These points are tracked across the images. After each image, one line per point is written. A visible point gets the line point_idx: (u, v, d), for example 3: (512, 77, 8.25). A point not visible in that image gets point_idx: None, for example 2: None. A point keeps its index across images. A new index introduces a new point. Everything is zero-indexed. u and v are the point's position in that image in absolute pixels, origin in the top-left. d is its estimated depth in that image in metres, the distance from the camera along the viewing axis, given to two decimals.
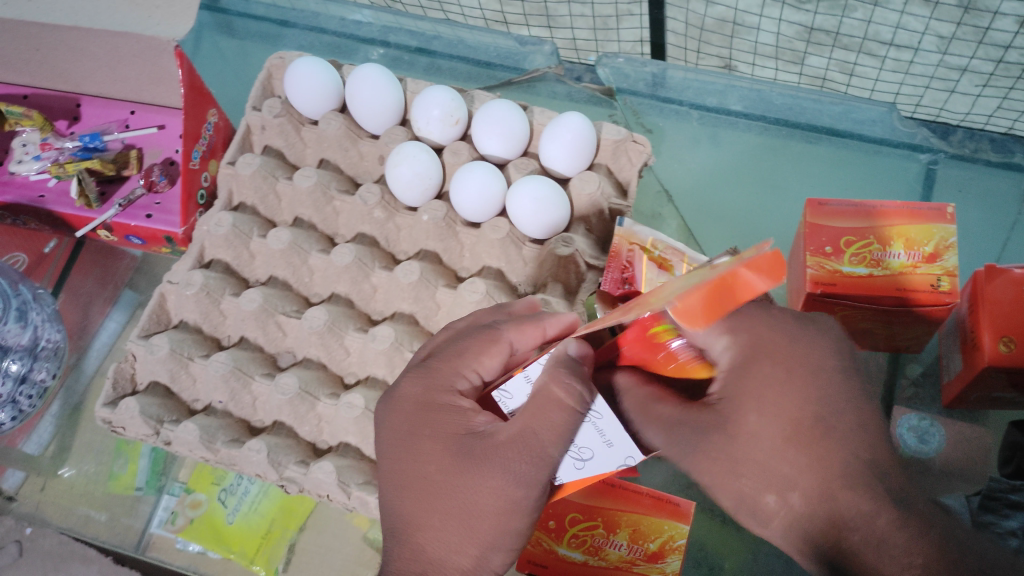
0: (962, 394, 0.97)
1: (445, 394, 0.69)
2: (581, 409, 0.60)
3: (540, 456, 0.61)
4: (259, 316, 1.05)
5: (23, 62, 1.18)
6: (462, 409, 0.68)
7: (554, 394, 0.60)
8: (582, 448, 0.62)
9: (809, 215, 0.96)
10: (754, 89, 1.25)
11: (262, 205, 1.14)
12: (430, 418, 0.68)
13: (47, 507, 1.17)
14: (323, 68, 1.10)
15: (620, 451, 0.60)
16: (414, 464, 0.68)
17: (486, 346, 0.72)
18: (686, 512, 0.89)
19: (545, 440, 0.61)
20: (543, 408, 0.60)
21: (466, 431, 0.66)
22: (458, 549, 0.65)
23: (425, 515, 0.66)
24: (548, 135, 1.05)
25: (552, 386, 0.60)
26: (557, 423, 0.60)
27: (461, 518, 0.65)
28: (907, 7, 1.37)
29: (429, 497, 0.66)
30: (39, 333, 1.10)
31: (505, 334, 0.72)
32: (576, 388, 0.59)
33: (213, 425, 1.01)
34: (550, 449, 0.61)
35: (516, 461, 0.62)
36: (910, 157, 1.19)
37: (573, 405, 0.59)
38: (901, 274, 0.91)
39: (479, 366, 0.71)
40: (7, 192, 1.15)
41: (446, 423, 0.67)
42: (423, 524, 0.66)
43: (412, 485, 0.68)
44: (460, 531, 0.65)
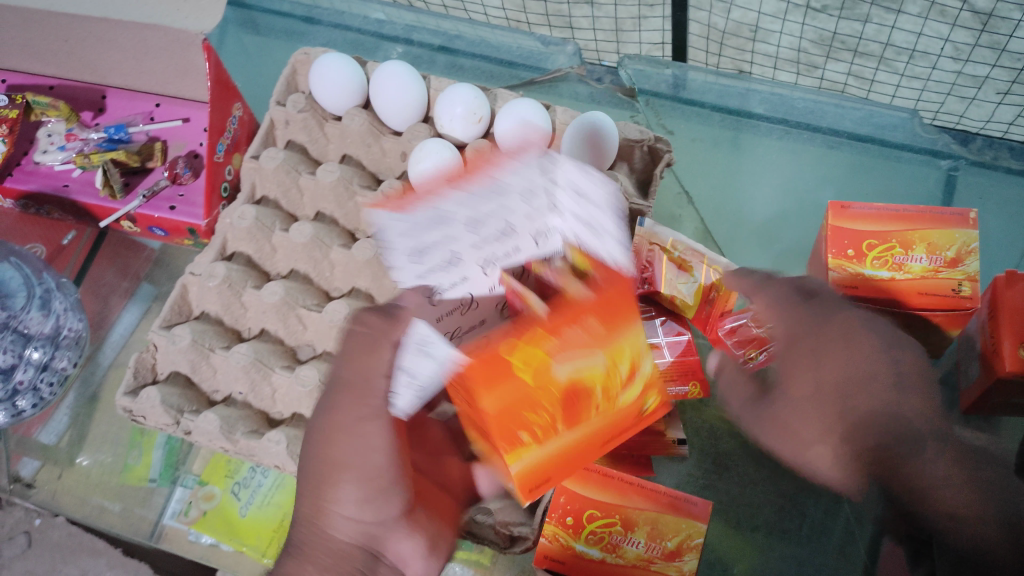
0: (979, 401, 0.98)
1: (312, 394, 0.80)
2: (412, 329, 0.66)
3: (363, 378, 0.68)
4: (280, 309, 1.06)
5: (52, 54, 1.20)
6: (329, 390, 0.73)
7: (393, 323, 0.67)
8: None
9: (831, 217, 0.96)
10: (775, 92, 1.26)
11: (285, 199, 1.14)
12: (297, 415, 0.78)
13: (63, 497, 1.18)
14: (348, 64, 1.11)
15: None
16: (289, 451, 0.75)
17: (359, 339, 0.75)
18: (703, 511, 0.90)
19: (394, 361, 0.68)
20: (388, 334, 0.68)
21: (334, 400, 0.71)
22: (305, 497, 0.69)
23: (290, 487, 0.72)
24: (571, 134, 1.05)
25: (358, 321, 0.71)
26: (363, 344, 0.69)
27: (312, 468, 0.70)
28: (927, 16, 1.36)
29: (294, 469, 0.72)
30: (62, 321, 1.10)
31: (383, 327, 0.75)
32: (412, 310, 0.66)
33: (233, 416, 1.02)
34: (406, 370, 0.67)
35: (340, 391, 0.69)
36: (931, 163, 1.20)
37: (370, 325, 0.70)
38: (923, 279, 0.92)
39: None
40: (31, 181, 1.16)
41: (306, 411, 0.77)
42: (291, 496, 0.71)
43: (302, 473, 0.70)
44: (312, 481, 0.69)
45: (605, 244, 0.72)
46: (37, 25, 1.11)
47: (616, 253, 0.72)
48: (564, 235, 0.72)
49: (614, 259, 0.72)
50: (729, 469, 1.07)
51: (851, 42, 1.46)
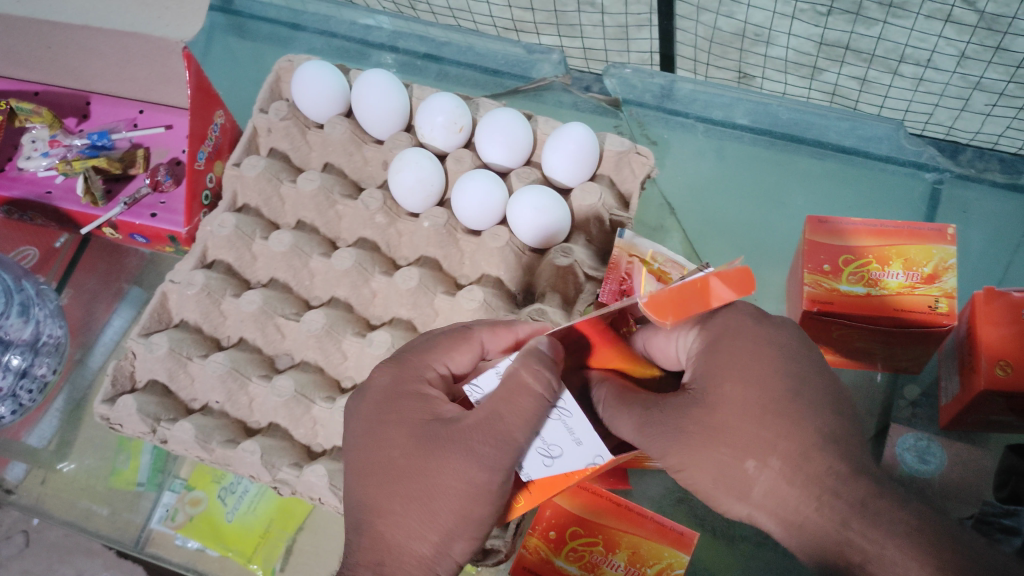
0: (959, 416, 0.96)
1: (414, 382, 0.73)
2: (549, 396, 0.64)
3: (503, 441, 0.65)
4: (258, 318, 1.06)
5: (36, 60, 1.20)
6: (428, 397, 0.72)
7: (523, 379, 0.64)
8: (551, 446, 0.65)
9: (809, 232, 0.96)
10: (762, 102, 1.23)
11: (266, 207, 1.14)
12: (398, 404, 0.72)
13: (48, 499, 1.18)
14: (330, 72, 1.11)
15: (588, 449, 0.62)
16: (381, 452, 0.71)
17: (457, 342, 0.76)
18: (688, 541, 0.87)
19: (511, 425, 0.64)
20: (511, 395, 0.64)
21: (432, 417, 0.70)
22: (420, 536, 0.68)
23: (389, 501, 0.69)
24: (552, 145, 1.05)
25: (521, 371, 0.64)
26: (526, 410, 0.64)
27: (421, 502, 0.68)
28: (916, 23, 1.37)
29: (395, 485, 0.69)
30: (41, 328, 1.12)
31: (478, 331, 0.77)
32: (545, 374, 0.64)
33: (209, 425, 1.01)
34: (514, 433, 0.64)
35: (480, 445, 0.65)
36: (915, 176, 1.19)
37: (543, 391, 0.64)
38: (899, 295, 0.91)
39: (450, 360, 0.76)
40: (15, 187, 1.15)
41: (413, 410, 0.71)
42: (386, 511, 0.69)
43: (376, 472, 0.70)
44: (421, 518, 0.68)
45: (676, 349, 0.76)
46: (20, 32, 1.12)
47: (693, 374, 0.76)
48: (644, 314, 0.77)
49: (683, 367, 0.76)
50: None
51: (840, 40, 1.45)
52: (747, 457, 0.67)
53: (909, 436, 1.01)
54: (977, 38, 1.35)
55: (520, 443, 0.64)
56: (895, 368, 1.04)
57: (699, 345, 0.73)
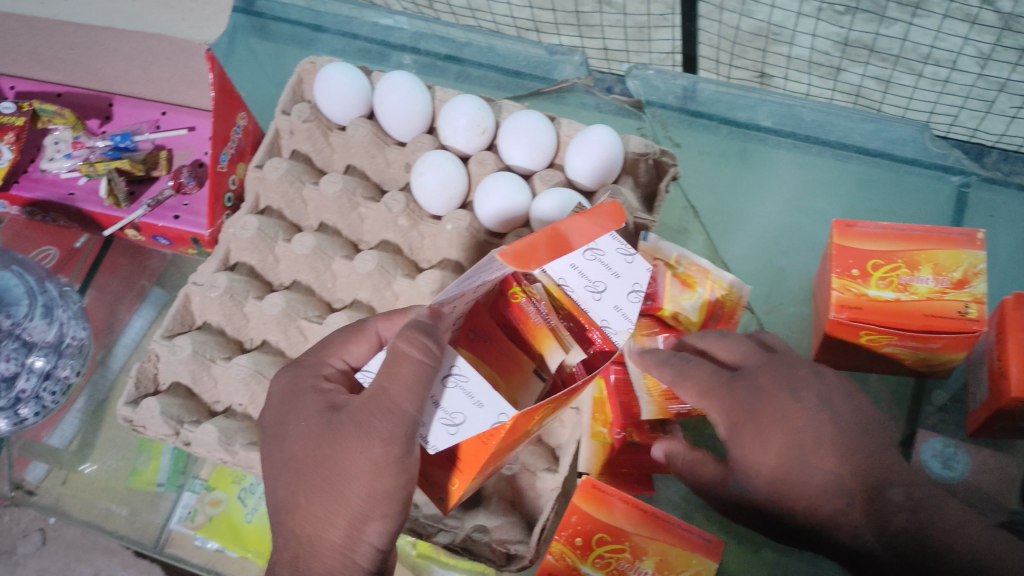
0: (987, 422, 0.95)
1: (312, 377, 0.76)
2: (430, 360, 0.65)
3: (396, 412, 0.65)
4: (281, 321, 1.06)
5: (59, 62, 1.20)
6: (324, 389, 0.74)
7: (403, 350, 0.65)
8: (453, 414, 0.66)
9: (836, 235, 0.95)
10: (785, 103, 1.24)
11: (288, 209, 1.14)
12: (298, 402, 0.74)
13: (68, 500, 1.18)
14: (353, 74, 1.11)
15: (491, 409, 0.62)
16: (285, 450, 0.72)
17: (354, 336, 0.78)
18: (717, 549, 0.87)
19: (395, 395, 0.65)
20: (392, 364, 0.65)
21: (328, 406, 0.72)
22: (328, 523, 0.69)
23: (297, 497, 0.70)
24: (575, 147, 1.05)
25: (400, 343, 0.65)
26: (409, 377, 0.64)
27: (326, 491, 0.69)
28: (943, 22, 1.38)
29: (299, 479, 0.70)
30: (64, 330, 1.12)
31: (371, 324, 0.78)
32: (421, 339, 0.65)
33: (232, 428, 1.01)
34: (403, 403, 0.65)
35: (373, 420, 0.66)
36: (942, 179, 1.18)
37: (422, 355, 0.65)
38: (929, 300, 0.90)
39: (346, 354, 0.78)
40: (38, 188, 1.16)
41: (311, 402, 0.73)
42: (299, 506, 0.70)
43: (285, 470, 0.71)
44: (330, 504, 0.68)
45: (605, 311, 0.72)
46: (43, 33, 1.12)
47: (621, 332, 0.70)
48: (569, 282, 0.74)
49: (609, 329, 0.71)
50: None
51: (865, 39, 1.45)
52: (807, 447, 0.78)
53: (936, 442, 1.00)
54: (1003, 40, 1.36)
55: (410, 411, 0.65)
56: (921, 373, 1.03)
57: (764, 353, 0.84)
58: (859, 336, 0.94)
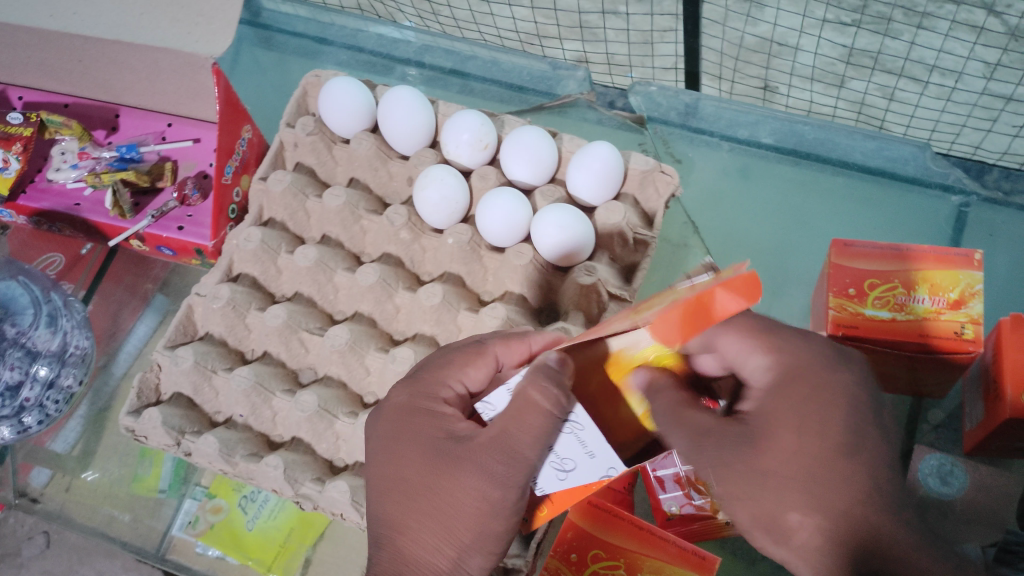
0: (984, 443, 0.96)
1: (431, 400, 0.73)
2: (558, 413, 0.61)
3: (516, 458, 0.64)
4: (283, 332, 1.07)
5: (67, 73, 1.22)
6: (443, 413, 0.72)
7: (531, 396, 0.61)
8: (565, 459, 0.64)
9: (833, 255, 0.96)
10: (787, 121, 1.24)
11: (291, 221, 1.15)
12: (414, 423, 0.72)
13: (72, 507, 1.18)
14: (357, 88, 1.12)
15: (599, 462, 0.59)
16: (398, 470, 0.72)
17: (470, 358, 0.76)
18: (711, 565, 0.86)
19: (520, 442, 0.64)
20: (520, 412, 0.63)
21: (447, 435, 0.70)
22: (438, 551, 0.69)
23: (407, 517, 0.70)
24: (576, 164, 1.06)
25: (529, 389, 0.61)
26: (536, 427, 0.62)
27: (440, 517, 0.69)
28: (952, 29, 1.40)
29: (409, 500, 0.70)
30: (69, 339, 1.13)
31: (489, 346, 0.76)
32: (553, 391, 0.61)
33: (232, 439, 1.02)
34: (525, 450, 0.64)
35: (494, 463, 0.65)
36: (942, 198, 1.18)
37: (550, 408, 0.61)
38: (925, 320, 0.91)
39: (463, 376, 0.75)
40: (44, 199, 1.17)
41: (430, 427, 0.71)
42: (406, 527, 0.70)
43: (393, 488, 0.72)
44: (440, 533, 0.69)
45: None
46: (51, 45, 1.13)
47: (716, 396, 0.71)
48: None
49: None
50: None
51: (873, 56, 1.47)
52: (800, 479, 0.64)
53: (933, 459, 0.99)
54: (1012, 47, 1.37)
55: (529, 459, 0.64)
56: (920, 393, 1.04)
57: (766, 368, 0.69)
58: None
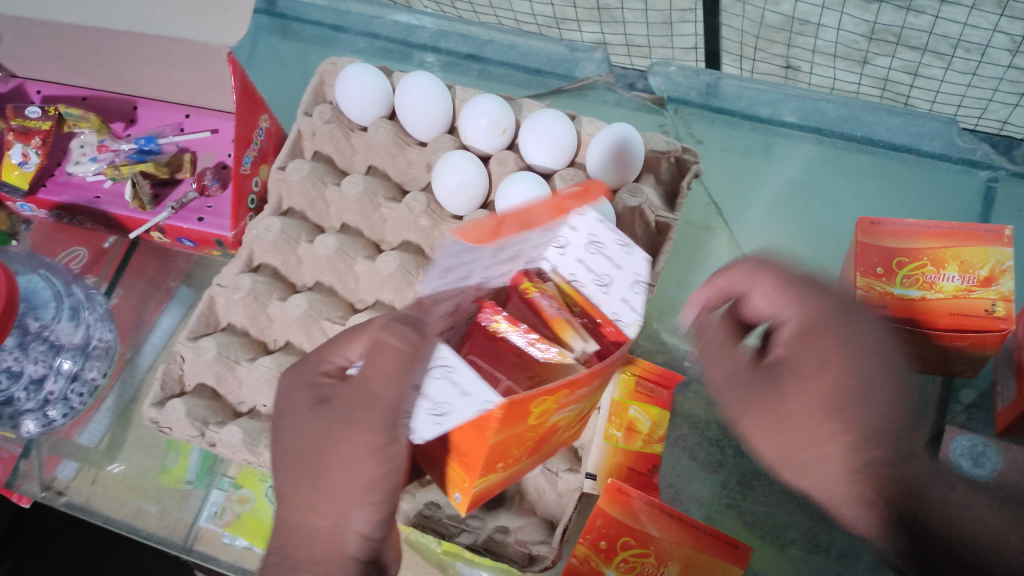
0: (1018, 422, 0.93)
1: (309, 373, 0.73)
2: (408, 348, 0.65)
3: (377, 401, 0.66)
4: (304, 322, 1.07)
5: (85, 66, 1.22)
6: (322, 383, 0.72)
7: (386, 339, 0.66)
8: (439, 404, 0.64)
9: (860, 234, 0.94)
10: (809, 98, 1.23)
11: (311, 210, 1.15)
12: (294, 396, 0.72)
13: (98, 498, 1.18)
14: (374, 74, 1.11)
15: (476, 396, 0.60)
16: (285, 442, 0.71)
17: (354, 332, 0.74)
18: (743, 555, 0.85)
19: (377, 383, 0.66)
20: (376, 353, 0.66)
21: (315, 400, 0.70)
22: (316, 512, 0.69)
23: (290, 486, 0.70)
24: (596, 146, 1.04)
25: (383, 333, 0.66)
26: (388, 368, 0.65)
27: (318, 480, 0.68)
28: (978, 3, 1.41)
29: (296, 469, 0.70)
30: (91, 332, 1.14)
31: (372, 319, 0.74)
32: (405, 331, 0.65)
33: (256, 429, 1.02)
34: (386, 393, 0.65)
35: (358, 410, 0.67)
36: (969, 173, 1.16)
37: (400, 344, 0.65)
38: (955, 298, 0.89)
39: (348, 351, 0.74)
40: (65, 192, 1.18)
41: (303, 395, 0.71)
42: (291, 494, 0.70)
43: (283, 461, 0.71)
44: (319, 494, 0.69)
45: (614, 304, 0.72)
46: (69, 38, 1.13)
47: (631, 325, 0.71)
48: (578, 278, 0.76)
49: (620, 322, 0.72)
50: (756, 489, 1.03)
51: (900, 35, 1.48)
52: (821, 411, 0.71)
53: (964, 439, 0.97)
54: None
55: (389, 399, 0.66)
56: (952, 371, 1.01)
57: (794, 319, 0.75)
58: (885, 335, 0.93)
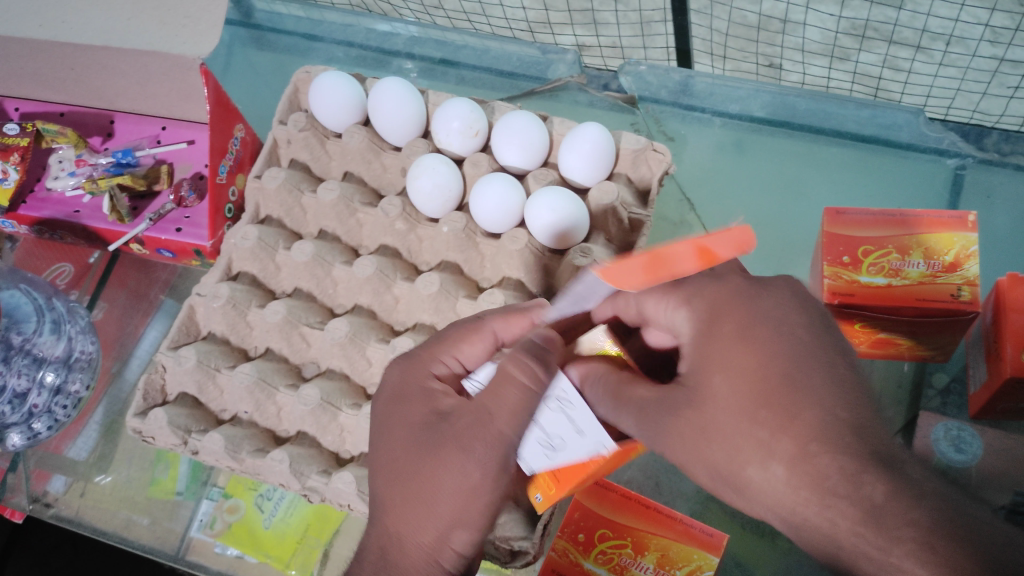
0: (989, 403, 0.95)
1: (423, 377, 0.74)
2: (534, 386, 0.66)
3: (497, 437, 0.65)
4: (283, 328, 1.08)
5: (61, 82, 1.23)
6: (433, 391, 0.72)
7: (510, 372, 0.67)
8: (553, 437, 0.71)
9: (826, 224, 0.96)
10: (778, 94, 1.23)
11: (288, 218, 1.16)
12: (404, 402, 0.72)
13: (87, 511, 1.18)
14: (346, 81, 1.12)
15: (592, 439, 0.69)
16: (391, 448, 0.70)
17: (467, 335, 0.77)
18: (718, 544, 0.87)
19: (501, 419, 0.66)
20: (499, 387, 0.66)
21: (432, 413, 0.70)
22: (422, 530, 0.66)
23: (393, 496, 0.68)
24: (568, 145, 1.06)
25: (509, 365, 0.67)
26: (512, 403, 0.66)
27: (421, 500, 0.66)
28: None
29: (401, 482, 0.68)
30: (73, 345, 1.15)
31: (488, 323, 0.77)
32: (531, 366, 0.67)
33: (239, 435, 1.02)
34: (504, 428, 0.65)
35: (474, 441, 0.65)
36: (937, 162, 1.18)
37: (527, 381, 0.66)
38: (921, 284, 0.90)
39: (457, 353, 0.76)
40: (44, 208, 1.19)
41: (418, 404, 0.71)
42: (392, 507, 0.68)
43: (384, 467, 0.70)
44: (423, 515, 0.66)
45: None
46: (44, 54, 1.14)
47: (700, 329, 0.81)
48: None
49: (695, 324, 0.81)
50: None
51: (885, 30, 1.50)
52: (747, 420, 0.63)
53: (942, 427, 0.99)
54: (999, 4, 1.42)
55: (508, 435, 0.66)
56: (922, 357, 1.02)
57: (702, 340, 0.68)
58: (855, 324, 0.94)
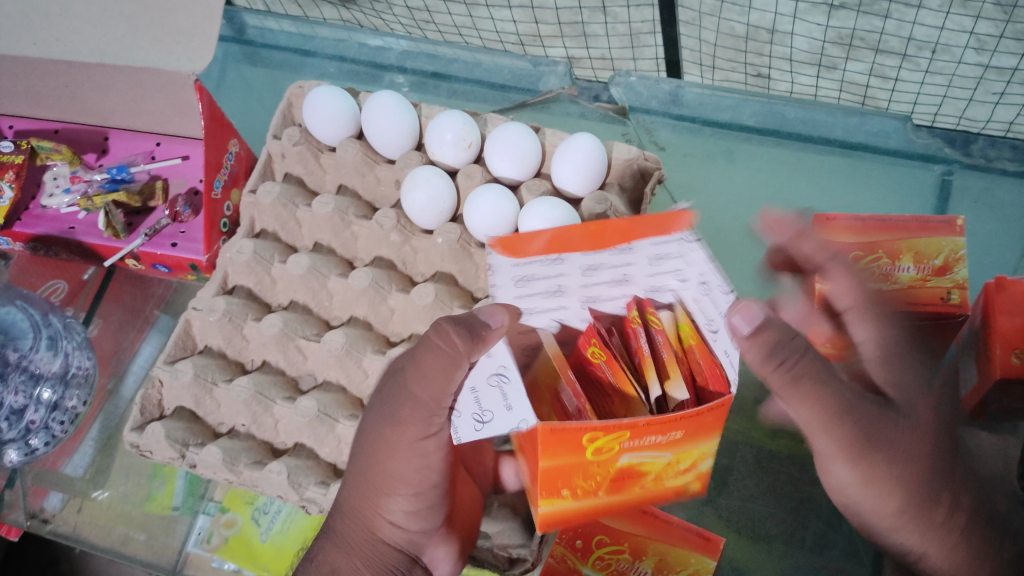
0: (978, 406, 0.96)
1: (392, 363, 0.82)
2: (457, 353, 0.71)
3: (418, 403, 0.74)
4: (279, 341, 1.08)
5: (56, 100, 1.24)
6: (392, 372, 0.81)
7: (435, 341, 0.72)
8: (484, 412, 0.70)
9: (817, 230, 0.97)
10: (766, 103, 1.24)
11: (283, 231, 1.16)
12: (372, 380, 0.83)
13: (85, 527, 1.19)
14: (341, 95, 1.13)
15: (517, 413, 0.66)
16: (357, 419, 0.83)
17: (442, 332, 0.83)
18: (716, 547, 0.88)
19: (421, 390, 0.74)
20: (423, 355, 0.73)
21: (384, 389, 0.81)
22: (356, 490, 0.81)
23: (353, 460, 0.82)
24: (559, 157, 1.07)
25: (431, 334, 0.72)
26: (433, 368, 0.72)
27: (363, 469, 0.80)
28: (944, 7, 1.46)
29: (355, 449, 0.82)
30: (70, 360, 1.15)
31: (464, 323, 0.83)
32: (453, 336, 0.70)
33: (236, 448, 1.03)
34: (421, 393, 0.74)
35: (403, 410, 0.75)
36: (925, 167, 1.20)
37: (446, 349, 0.71)
38: (912, 288, 0.92)
39: None
40: (39, 224, 1.19)
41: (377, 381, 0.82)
42: (349, 473, 0.82)
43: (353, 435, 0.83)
44: (365, 482, 0.80)
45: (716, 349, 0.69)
46: (39, 72, 1.15)
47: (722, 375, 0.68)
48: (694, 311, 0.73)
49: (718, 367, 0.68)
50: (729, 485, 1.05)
51: (871, 38, 1.52)
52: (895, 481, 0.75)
53: None
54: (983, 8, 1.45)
55: (428, 403, 0.74)
56: None
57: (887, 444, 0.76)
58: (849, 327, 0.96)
